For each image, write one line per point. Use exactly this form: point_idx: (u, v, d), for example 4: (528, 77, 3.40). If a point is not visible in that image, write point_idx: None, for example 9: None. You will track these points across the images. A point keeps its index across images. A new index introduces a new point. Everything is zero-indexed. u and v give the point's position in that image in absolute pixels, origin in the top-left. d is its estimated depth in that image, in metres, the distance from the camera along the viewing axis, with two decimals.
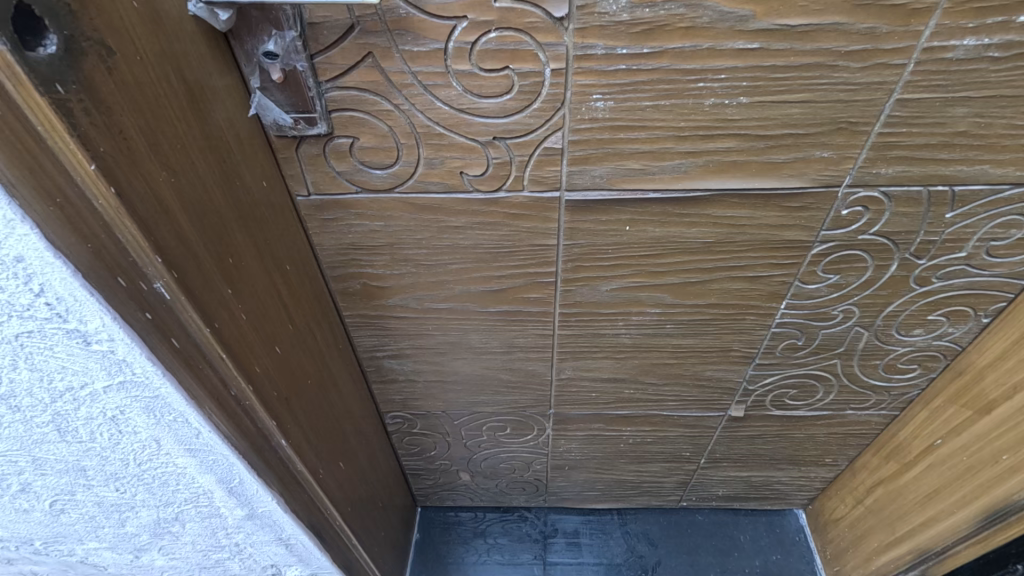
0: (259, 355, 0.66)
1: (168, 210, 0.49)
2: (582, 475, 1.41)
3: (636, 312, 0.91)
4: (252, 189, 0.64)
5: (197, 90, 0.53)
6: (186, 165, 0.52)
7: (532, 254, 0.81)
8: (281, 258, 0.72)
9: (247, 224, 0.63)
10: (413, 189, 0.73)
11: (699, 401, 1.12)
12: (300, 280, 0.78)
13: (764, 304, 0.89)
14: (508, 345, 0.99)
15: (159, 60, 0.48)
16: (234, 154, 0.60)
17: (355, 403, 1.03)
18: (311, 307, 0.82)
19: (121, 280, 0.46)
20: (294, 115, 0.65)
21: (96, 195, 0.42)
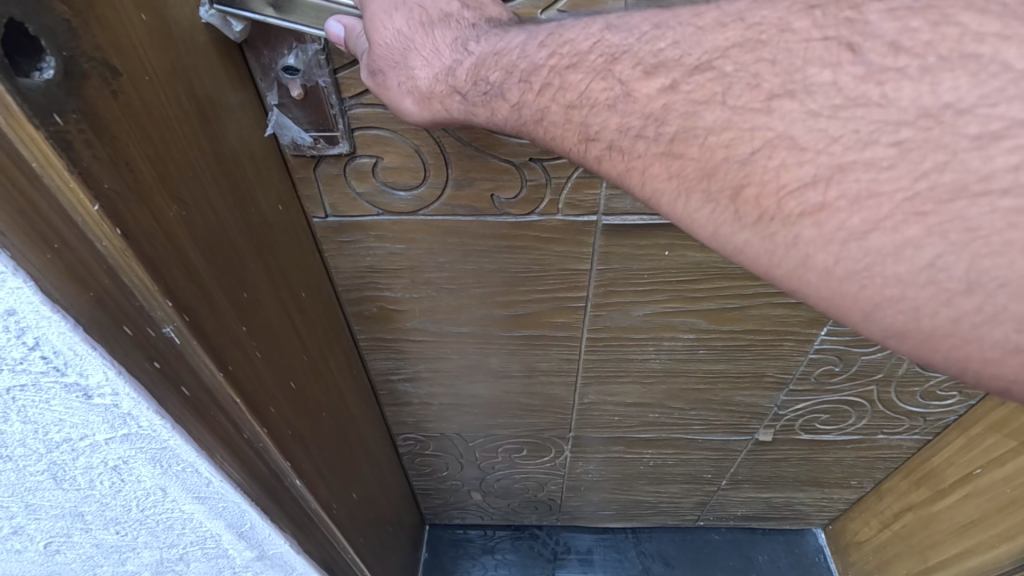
0: (273, 393, 0.61)
1: (178, 245, 0.44)
2: (598, 495, 1.36)
3: (669, 337, 0.86)
4: (267, 213, 0.59)
5: (208, 107, 0.48)
6: (198, 193, 0.46)
7: (562, 278, 0.76)
8: (296, 287, 0.67)
9: (263, 251, 0.58)
10: (440, 211, 0.68)
11: (726, 425, 1.07)
12: (315, 307, 0.73)
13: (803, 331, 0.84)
14: (530, 369, 0.94)
15: (169, 78, 0.43)
16: (248, 176, 0.55)
17: (366, 429, 0.98)
18: (325, 335, 0.77)
19: (128, 328, 0.40)
20: (313, 133, 0.59)
21: (98, 236, 0.36)
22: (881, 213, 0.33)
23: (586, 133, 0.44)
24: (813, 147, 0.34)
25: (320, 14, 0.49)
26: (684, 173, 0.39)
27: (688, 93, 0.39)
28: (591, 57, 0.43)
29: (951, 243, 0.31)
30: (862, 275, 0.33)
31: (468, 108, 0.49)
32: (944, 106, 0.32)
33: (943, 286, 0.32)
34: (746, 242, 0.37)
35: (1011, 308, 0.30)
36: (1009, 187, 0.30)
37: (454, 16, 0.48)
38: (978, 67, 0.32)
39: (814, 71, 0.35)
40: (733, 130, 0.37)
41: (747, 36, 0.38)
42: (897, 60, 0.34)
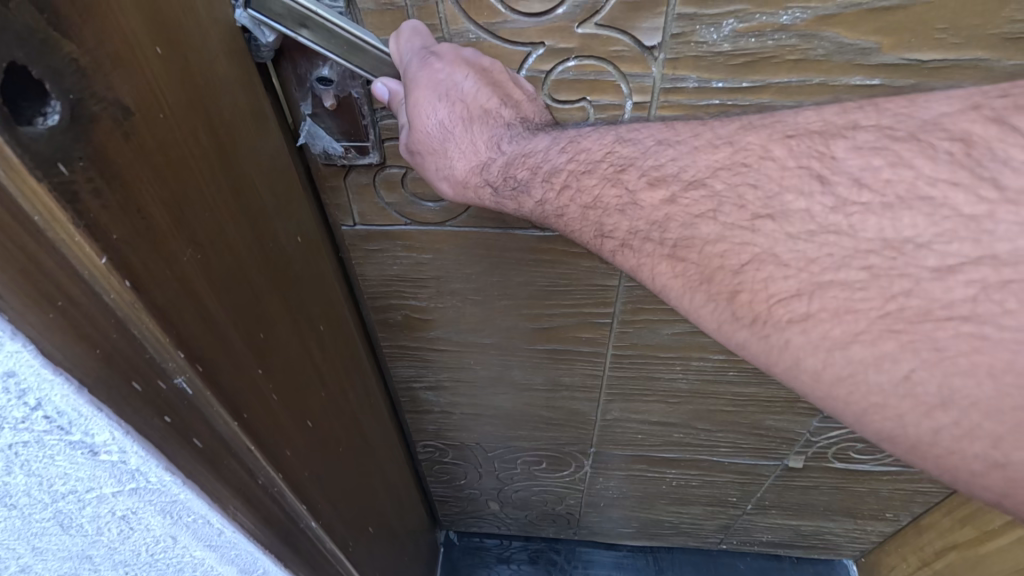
0: (292, 437, 0.56)
1: (192, 290, 0.40)
2: (618, 512, 1.33)
3: (697, 357, 0.84)
4: (282, 243, 0.55)
5: (225, 137, 0.45)
6: (214, 229, 0.43)
7: (589, 293, 0.75)
8: (313, 318, 0.63)
9: (281, 281, 0.54)
10: (468, 223, 0.68)
11: (753, 449, 1.03)
12: (330, 335, 0.69)
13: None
14: (554, 383, 0.92)
15: (185, 112, 0.39)
16: (264, 205, 0.51)
17: (380, 456, 0.92)
18: (342, 366, 0.73)
19: (137, 385, 0.35)
20: (344, 143, 0.59)
21: (107, 288, 0.32)
22: (858, 327, 0.35)
23: (603, 231, 0.47)
24: (795, 265, 0.37)
25: (353, 50, 0.50)
26: (688, 275, 0.41)
27: (686, 207, 0.42)
28: (603, 166, 0.47)
29: (923, 361, 0.33)
30: (848, 382, 0.35)
31: (497, 199, 0.52)
32: (904, 241, 0.35)
33: (921, 398, 0.33)
34: (744, 342, 0.39)
35: (986, 425, 0.31)
36: (969, 315, 0.32)
37: (494, 112, 0.50)
38: (932, 210, 0.35)
39: (790, 199, 0.38)
40: (728, 242, 0.40)
41: (735, 160, 0.42)
42: (862, 195, 0.37)
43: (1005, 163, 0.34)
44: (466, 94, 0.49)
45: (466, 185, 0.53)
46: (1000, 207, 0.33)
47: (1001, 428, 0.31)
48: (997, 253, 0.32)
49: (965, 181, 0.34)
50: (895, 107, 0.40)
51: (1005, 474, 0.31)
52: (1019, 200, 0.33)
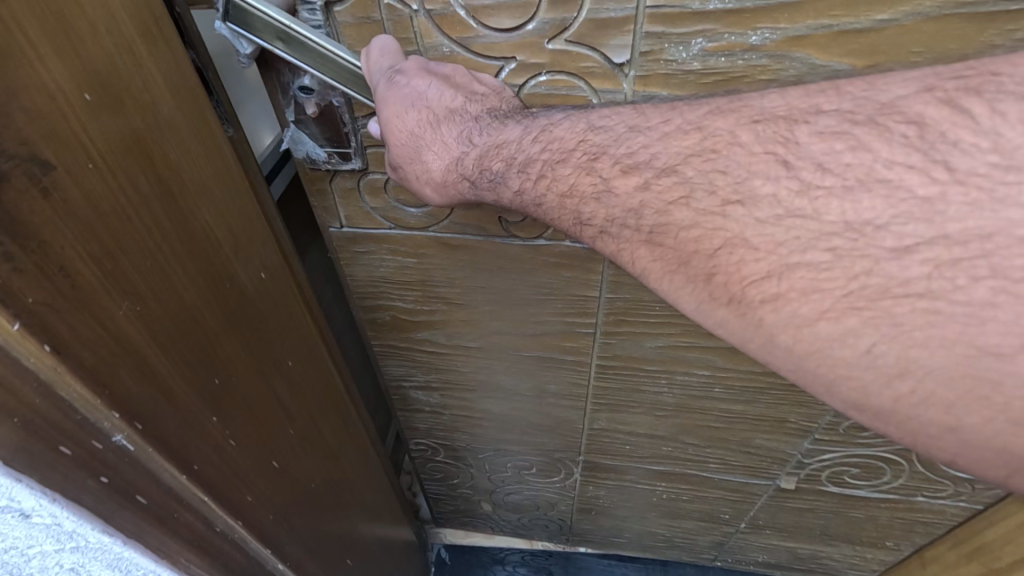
0: (260, 482, 0.53)
1: (131, 348, 0.37)
2: (609, 521, 1.32)
3: (681, 372, 0.83)
4: (256, 282, 0.51)
5: (178, 181, 0.40)
6: (159, 284, 0.39)
7: (571, 303, 0.75)
8: (290, 363, 0.58)
9: (249, 329, 0.50)
10: (449, 230, 0.69)
11: (744, 467, 1.02)
12: (314, 373, 0.64)
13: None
14: (540, 389, 0.93)
15: (128, 154, 0.36)
16: (229, 249, 0.47)
17: (370, 490, 0.88)
18: (325, 407, 0.68)
19: (66, 448, 0.34)
20: (328, 149, 0.61)
21: (26, 354, 0.31)
22: (822, 307, 0.35)
23: (580, 220, 0.46)
24: (765, 248, 0.37)
25: (323, 61, 0.50)
26: (666, 258, 0.41)
27: (659, 193, 0.41)
28: (577, 155, 0.46)
29: (884, 335, 0.34)
30: (817, 355, 0.36)
31: (477, 193, 0.52)
32: (865, 223, 0.35)
33: (882, 370, 0.34)
34: (724, 321, 0.39)
35: (943, 394, 0.33)
36: (925, 292, 0.33)
37: (460, 109, 0.50)
38: (889, 191, 0.35)
39: (758, 183, 0.38)
40: (701, 229, 0.39)
41: (704, 146, 0.41)
42: (825, 179, 0.36)
43: (955, 146, 0.34)
44: (431, 96, 0.49)
45: (446, 183, 0.53)
46: (950, 187, 0.34)
47: (955, 396, 0.33)
48: (948, 233, 0.33)
49: (918, 165, 0.35)
50: (853, 89, 0.39)
51: (959, 438, 0.34)
52: (968, 181, 0.33)
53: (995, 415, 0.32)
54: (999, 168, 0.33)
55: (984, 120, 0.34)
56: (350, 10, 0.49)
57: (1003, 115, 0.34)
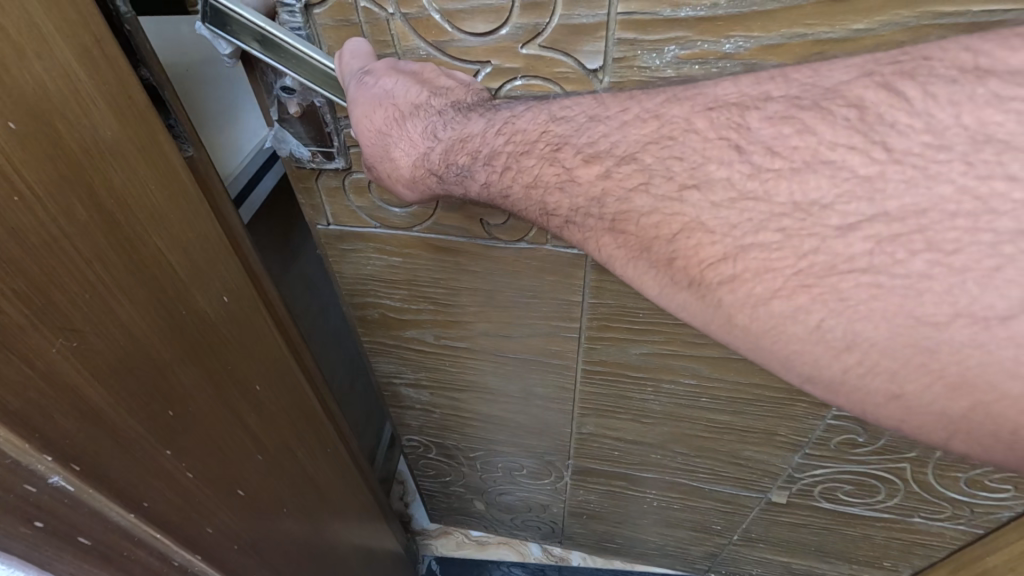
0: (222, 511, 0.53)
1: (68, 385, 0.36)
2: (601, 526, 1.32)
3: (668, 381, 0.82)
4: (216, 307, 0.50)
5: (125, 208, 0.40)
6: (102, 315, 0.38)
7: (556, 308, 0.75)
8: (254, 386, 0.57)
9: (206, 355, 0.49)
10: (431, 231, 0.69)
11: (735, 479, 1.00)
12: (283, 394, 0.64)
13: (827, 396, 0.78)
14: (527, 391, 0.93)
15: (67, 188, 0.35)
16: (182, 274, 0.46)
17: (349, 506, 0.87)
18: (296, 427, 0.67)
19: None
20: (312, 148, 0.62)
21: None
22: (775, 285, 0.36)
23: (547, 211, 0.46)
24: (721, 231, 0.37)
25: (299, 63, 0.52)
26: (629, 244, 0.42)
27: (620, 181, 0.41)
28: (540, 146, 0.45)
29: (832, 309, 0.35)
30: (773, 334, 0.37)
31: (445, 187, 0.52)
32: (811, 203, 0.35)
33: (831, 343, 0.35)
34: (688, 304, 0.40)
35: (885, 363, 0.34)
36: (867, 267, 0.34)
37: (425, 105, 0.50)
38: (832, 172, 0.35)
39: (712, 168, 0.38)
40: (660, 216, 0.40)
41: (662, 133, 0.41)
42: (773, 162, 0.37)
43: (891, 127, 0.34)
44: (396, 93, 0.49)
45: (416, 180, 0.53)
46: (889, 166, 0.34)
47: (896, 364, 0.34)
48: (888, 210, 0.34)
49: (859, 146, 0.35)
50: (800, 76, 0.39)
51: (901, 404, 0.35)
52: (904, 160, 0.34)
53: (933, 381, 0.33)
54: (932, 148, 0.33)
55: (918, 101, 0.34)
56: (328, 13, 0.50)
57: (935, 96, 0.34)
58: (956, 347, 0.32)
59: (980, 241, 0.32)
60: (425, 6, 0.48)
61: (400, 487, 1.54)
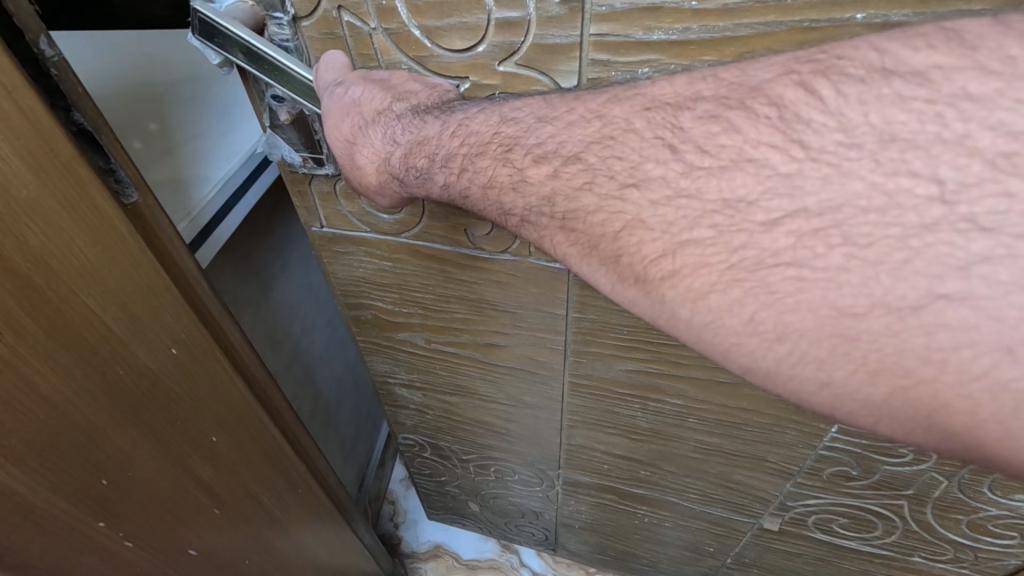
0: (147, 557, 0.56)
1: None
2: (594, 538, 1.31)
3: (655, 399, 0.81)
4: (157, 360, 0.53)
5: (46, 271, 0.42)
6: (13, 385, 0.41)
7: (542, 320, 0.75)
8: (201, 431, 0.60)
9: (140, 407, 0.52)
10: (418, 238, 0.70)
11: (726, 502, 0.98)
12: (236, 436, 0.66)
13: (824, 427, 0.75)
14: (516, 399, 0.93)
15: None
16: (117, 331, 0.48)
17: (316, 530, 0.89)
18: (253, 466, 0.70)
19: None
20: (303, 154, 0.64)
21: None
22: (711, 280, 0.38)
23: (505, 211, 0.47)
24: (659, 228, 0.40)
25: (279, 74, 0.54)
26: (579, 243, 0.44)
27: (567, 180, 0.43)
28: (492, 147, 0.46)
29: (763, 302, 0.37)
30: (712, 327, 0.39)
31: (407, 189, 0.53)
32: (739, 199, 0.38)
33: (764, 336, 0.37)
34: (636, 300, 0.43)
35: (813, 351, 0.36)
36: (791, 261, 0.36)
37: (386, 113, 0.51)
38: (756, 169, 0.37)
39: (649, 167, 0.40)
40: (604, 214, 0.42)
41: (603, 133, 0.42)
42: (704, 161, 0.39)
43: (807, 124, 0.36)
44: (361, 99, 0.50)
45: (381, 186, 0.55)
46: (806, 164, 0.36)
47: (823, 352, 0.36)
48: (808, 206, 0.36)
49: (779, 144, 0.37)
50: (729, 75, 0.41)
51: (832, 392, 0.37)
52: (820, 158, 0.36)
53: (857, 368, 0.35)
54: (844, 146, 0.35)
55: (831, 101, 0.36)
56: (314, 25, 0.51)
57: (846, 97, 0.36)
58: (873, 336, 0.34)
59: (890, 235, 0.34)
60: (405, 22, 0.49)
61: (391, 506, 1.54)
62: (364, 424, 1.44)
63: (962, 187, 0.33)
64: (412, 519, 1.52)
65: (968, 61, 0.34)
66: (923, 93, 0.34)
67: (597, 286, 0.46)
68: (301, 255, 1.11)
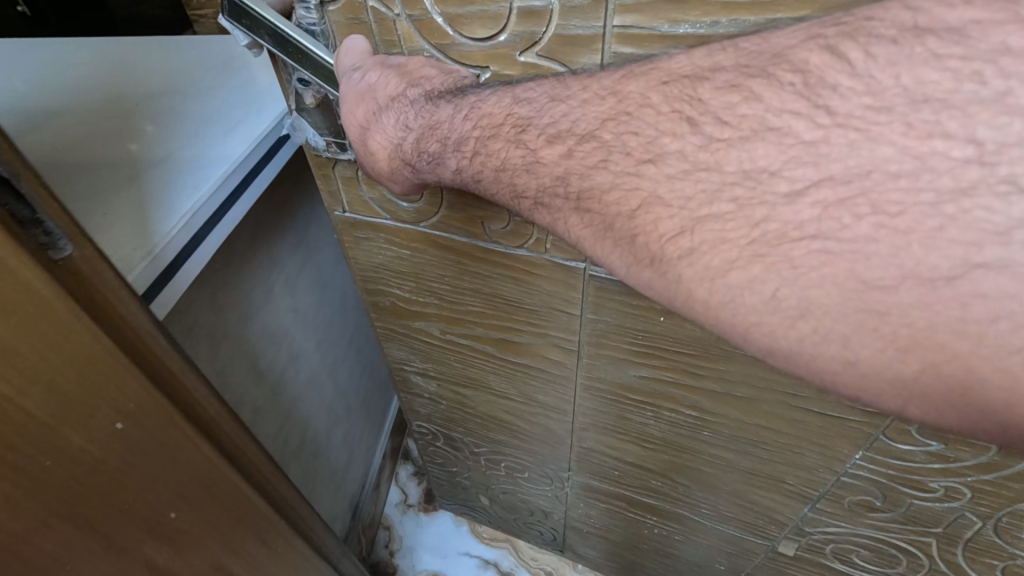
0: None
1: None
2: (602, 543, 1.29)
3: (668, 409, 0.79)
4: (96, 440, 0.44)
5: None
6: None
7: (555, 319, 0.74)
8: (158, 511, 0.51)
9: (80, 499, 0.43)
10: (436, 228, 0.70)
11: (739, 521, 0.94)
12: (203, 506, 0.57)
13: (846, 452, 0.71)
14: (528, 397, 0.92)
15: None
16: (44, 417, 0.39)
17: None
18: (225, 539, 0.61)
19: None
20: (327, 139, 0.64)
21: None
22: (731, 255, 0.37)
23: (518, 193, 0.45)
24: (677, 204, 0.38)
25: (303, 58, 0.54)
26: (593, 224, 0.42)
27: (581, 159, 0.41)
28: (505, 129, 0.45)
29: (785, 279, 0.35)
30: (731, 306, 0.37)
31: (420, 176, 0.52)
32: (760, 171, 0.36)
33: (786, 314, 0.36)
34: (650, 281, 0.41)
35: (838, 328, 0.35)
36: (817, 233, 0.35)
37: (398, 97, 0.50)
38: (778, 138, 0.35)
39: (666, 141, 0.38)
40: (618, 192, 0.40)
41: (619, 109, 0.40)
42: (723, 132, 0.37)
43: (834, 89, 0.34)
44: (376, 83, 0.50)
45: (395, 175, 0.55)
46: (832, 131, 0.34)
47: (849, 329, 0.35)
48: (834, 174, 0.34)
49: (803, 111, 0.35)
50: (749, 43, 0.39)
51: (858, 371, 0.35)
52: (847, 124, 0.34)
53: (886, 345, 0.34)
54: (873, 110, 0.34)
55: (860, 63, 0.34)
56: (341, 10, 0.51)
57: (876, 58, 0.34)
58: (904, 309, 0.33)
59: (922, 202, 0.33)
60: (428, 9, 0.48)
61: (386, 533, 1.50)
62: (352, 450, 1.37)
63: (1001, 148, 0.31)
64: (409, 546, 1.48)
65: (1008, 14, 0.32)
66: (960, 51, 0.32)
67: (611, 269, 0.44)
68: (286, 278, 1.04)
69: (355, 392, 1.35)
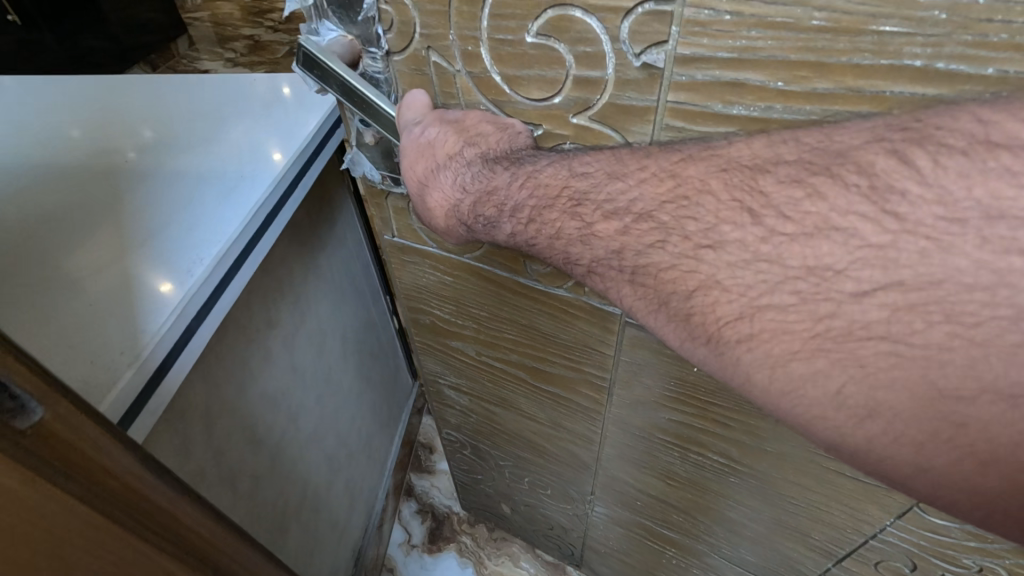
0: None
1: None
2: (618, 565, 1.30)
3: (696, 451, 0.79)
4: None
5: None
6: None
7: (587, 355, 0.75)
8: None
9: None
10: (480, 260, 0.72)
11: (761, 565, 0.94)
12: None
13: (877, 516, 0.69)
14: (557, 422, 0.94)
15: None
16: None
17: None
18: None
19: None
20: (383, 173, 0.68)
21: None
22: (792, 347, 0.37)
23: (572, 259, 0.47)
24: (736, 291, 0.38)
25: (364, 105, 0.57)
26: (647, 297, 0.43)
27: (638, 236, 0.42)
28: (562, 199, 0.46)
29: (851, 377, 0.35)
30: (791, 396, 0.37)
31: (474, 234, 0.54)
32: (824, 268, 0.36)
33: (851, 411, 0.36)
34: (704, 358, 0.42)
35: (909, 432, 0.34)
36: (883, 335, 0.35)
37: (456, 154, 0.52)
38: (843, 239, 0.36)
39: (725, 229, 0.39)
40: (677, 272, 0.41)
41: (677, 192, 0.41)
42: (785, 227, 0.37)
43: (902, 196, 0.34)
44: (434, 140, 0.53)
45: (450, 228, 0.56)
46: (900, 237, 0.34)
47: (922, 436, 0.34)
48: (902, 280, 0.34)
49: (869, 214, 0.35)
50: (813, 135, 0.39)
51: (928, 476, 0.35)
52: (916, 231, 0.34)
53: (963, 457, 0.34)
54: (945, 220, 0.33)
55: (928, 172, 0.34)
56: (405, 61, 0.54)
57: (946, 169, 0.33)
58: (981, 423, 0.33)
59: (1000, 316, 0.32)
60: (488, 67, 0.50)
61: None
62: (353, 495, 1.37)
63: None
64: None
65: None
66: None
67: (663, 338, 0.45)
68: (284, 339, 1.01)
69: (353, 438, 1.35)
